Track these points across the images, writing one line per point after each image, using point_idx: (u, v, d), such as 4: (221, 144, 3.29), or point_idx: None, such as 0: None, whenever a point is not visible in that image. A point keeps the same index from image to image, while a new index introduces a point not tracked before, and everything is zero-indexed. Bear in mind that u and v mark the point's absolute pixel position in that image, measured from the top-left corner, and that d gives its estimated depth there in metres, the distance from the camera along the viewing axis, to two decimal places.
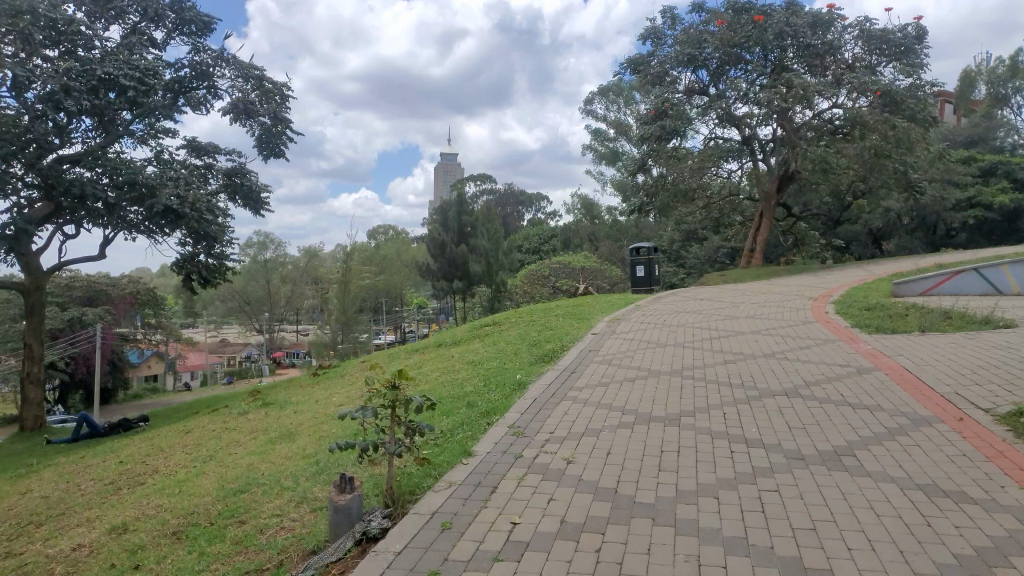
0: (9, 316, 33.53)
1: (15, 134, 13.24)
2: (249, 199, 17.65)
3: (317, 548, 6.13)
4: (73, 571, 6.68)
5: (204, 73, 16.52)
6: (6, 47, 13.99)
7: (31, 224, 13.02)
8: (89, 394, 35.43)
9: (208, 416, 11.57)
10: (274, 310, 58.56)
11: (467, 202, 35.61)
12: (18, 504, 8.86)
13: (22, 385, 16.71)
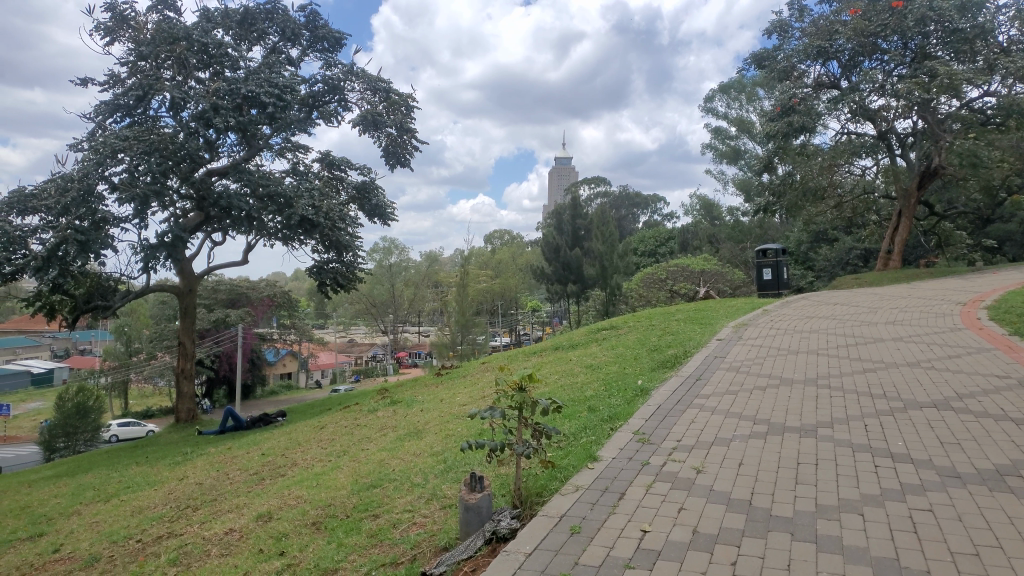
0: (164, 317, 36.58)
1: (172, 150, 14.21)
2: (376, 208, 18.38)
3: (449, 545, 6.29)
4: (227, 553, 7.21)
5: (336, 87, 17.34)
6: (165, 72, 15.32)
7: (186, 232, 14.12)
8: (231, 390, 38.00)
9: (341, 413, 12.14)
10: (397, 313, 60.88)
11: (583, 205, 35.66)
12: (176, 489, 9.63)
13: (177, 379, 18.08)
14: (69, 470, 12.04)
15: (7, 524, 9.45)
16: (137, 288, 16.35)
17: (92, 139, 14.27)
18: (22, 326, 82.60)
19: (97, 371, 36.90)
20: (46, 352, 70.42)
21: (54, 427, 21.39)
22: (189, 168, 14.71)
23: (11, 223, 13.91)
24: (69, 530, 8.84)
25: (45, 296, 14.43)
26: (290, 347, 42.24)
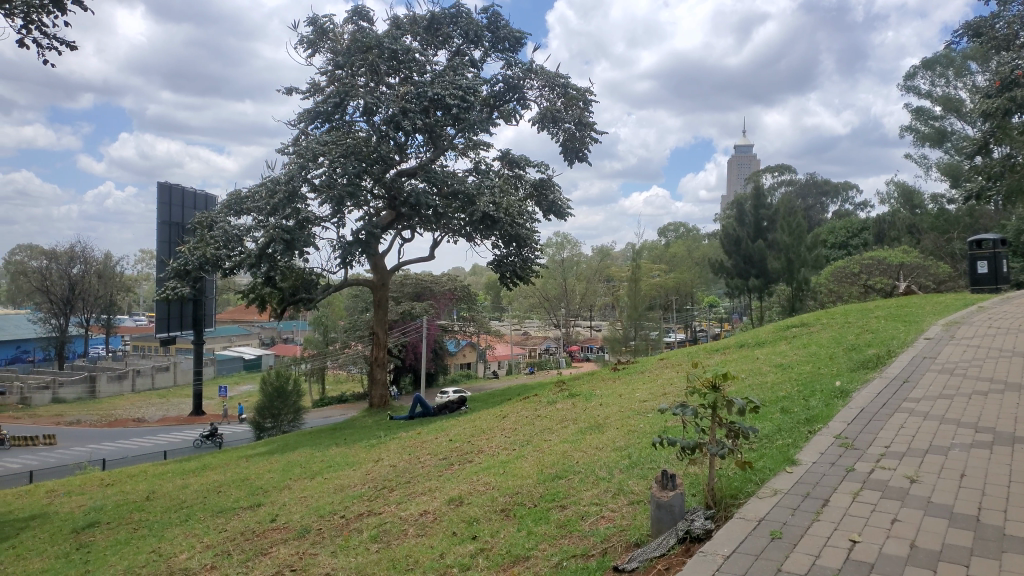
0: (356, 309, 39.41)
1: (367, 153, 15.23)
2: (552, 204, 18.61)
3: (641, 541, 6.20)
4: (423, 534, 7.58)
5: (515, 86, 17.74)
6: (360, 79, 16.39)
7: (377, 230, 15.04)
8: (415, 378, 40.26)
9: (523, 403, 12.42)
10: (570, 307, 61.52)
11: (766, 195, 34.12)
12: (372, 470, 10.29)
13: (370, 367, 19.30)
14: (279, 447, 13.23)
15: (230, 493, 10.54)
16: (334, 282, 17.64)
17: (297, 145, 15.58)
18: (237, 316, 92.52)
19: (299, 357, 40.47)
20: (255, 341, 78.39)
21: (263, 407, 23.65)
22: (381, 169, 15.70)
23: (229, 223, 15.49)
24: (283, 502, 9.71)
25: (258, 289, 15.95)
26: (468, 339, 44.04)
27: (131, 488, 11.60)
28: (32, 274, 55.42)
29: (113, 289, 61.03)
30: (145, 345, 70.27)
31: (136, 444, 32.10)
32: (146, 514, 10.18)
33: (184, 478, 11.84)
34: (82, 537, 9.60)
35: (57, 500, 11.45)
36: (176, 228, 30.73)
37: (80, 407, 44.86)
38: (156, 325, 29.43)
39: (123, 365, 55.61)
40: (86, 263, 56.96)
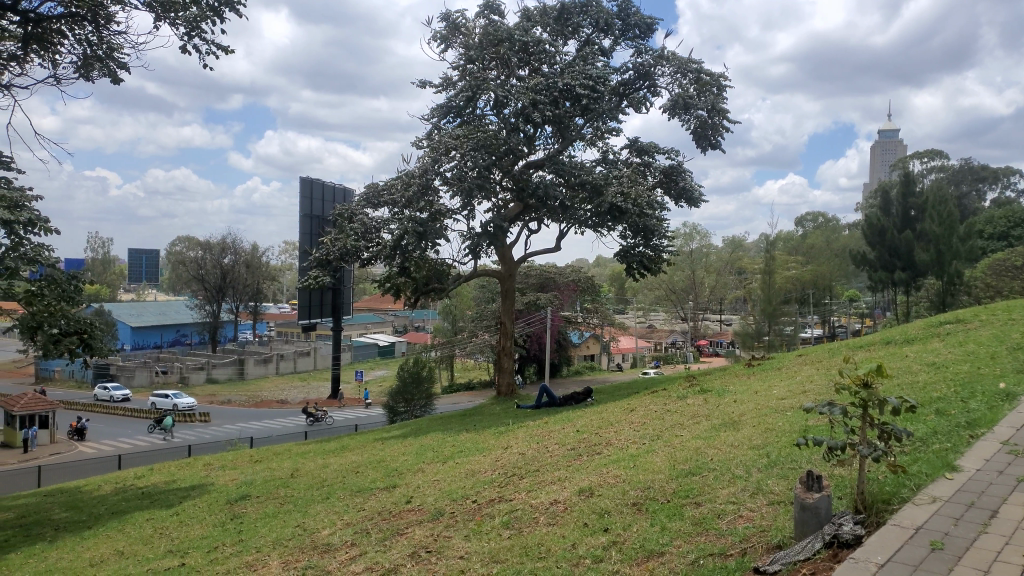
0: (483, 299, 40.29)
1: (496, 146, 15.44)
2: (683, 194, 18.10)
3: (783, 543, 5.90)
4: (554, 523, 7.62)
5: (646, 73, 17.41)
6: (490, 72, 16.62)
7: (506, 222, 15.20)
8: (540, 368, 40.61)
9: (652, 396, 12.26)
10: (698, 300, 60.08)
11: (914, 182, 31.87)
12: (502, 457, 10.46)
13: (498, 356, 19.63)
14: (411, 432, 13.71)
15: (367, 474, 11.02)
16: (464, 273, 18.01)
17: (430, 139, 16.04)
18: (373, 306, 96.73)
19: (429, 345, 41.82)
20: (388, 329, 81.55)
21: (397, 392, 24.61)
22: (510, 162, 15.87)
23: (367, 216, 16.16)
24: (416, 485, 10.06)
25: (393, 279, 16.54)
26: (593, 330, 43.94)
27: (278, 465, 12.38)
28: (190, 264, 60.32)
29: (260, 278, 65.31)
30: (288, 331, 74.92)
31: (279, 423, 34.26)
32: (290, 490, 10.81)
33: (325, 458, 12.51)
34: (235, 508, 10.34)
35: (213, 473, 12.40)
36: (317, 221, 32.40)
37: (230, 387, 48.48)
38: (297, 313, 31.20)
39: (268, 349, 59.51)
40: (236, 253, 61.29)
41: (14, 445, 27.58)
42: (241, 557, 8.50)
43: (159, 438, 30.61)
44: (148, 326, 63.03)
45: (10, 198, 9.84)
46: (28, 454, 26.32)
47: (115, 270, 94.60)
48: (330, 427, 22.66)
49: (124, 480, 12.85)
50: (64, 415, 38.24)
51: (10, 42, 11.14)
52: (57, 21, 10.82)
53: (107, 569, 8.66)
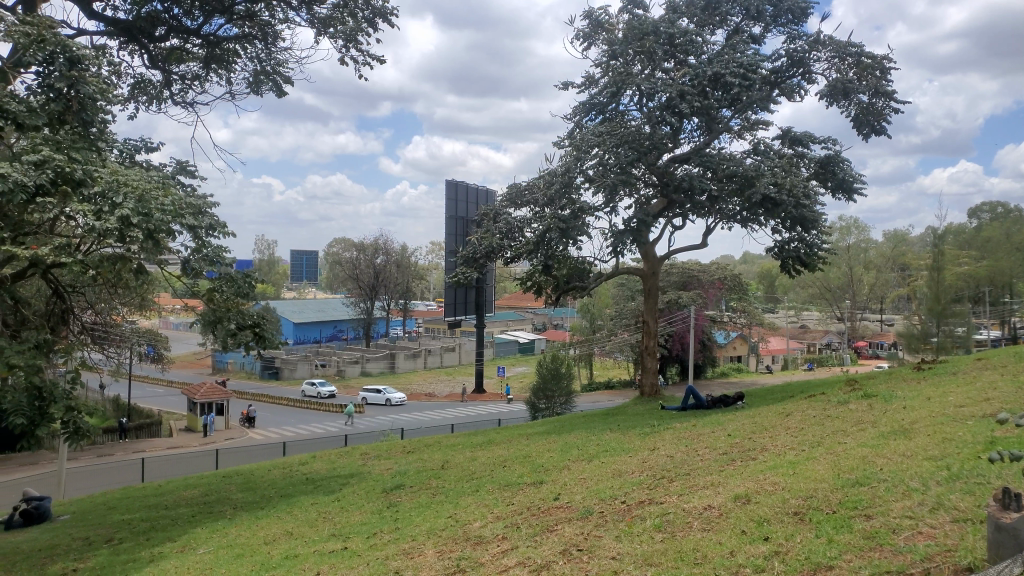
0: (625, 296, 40.16)
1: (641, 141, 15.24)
2: (842, 186, 17.02)
3: (974, 566, 5.33)
4: (708, 529, 7.39)
5: (800, 59, 16.54)
6: (635, 67, 16.40)
7: (650, 218, 14.93)
8: (683, 368, 39.69)
9: (809, 401, 11.66)
10: (856, 298, 56.64)
11: None
12: (650, 459, 10.31)
13: (641, 355, 19.30)
14: (556, 429, 13.76)
15: (515, 469, 11.20)
16: (606, 271, 17.87)
17: (573, 137, 16.07)
18: (515, 304, 98.69)
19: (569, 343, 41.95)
20: (530, 326, 82.67)
21: (538, 388, 24.89)
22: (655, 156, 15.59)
23: (511, 216, 16.43)
24: (564, 482, 10.12)
25: (535, 277, 16.70)
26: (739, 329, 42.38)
27: (428, 456, 12.83)
28: (347, 264, 64.25)
29: (409, 277, 68.27)
30: (435, 328, 77.68)
31: (425, 416, 35.57)
32: (441, 481, 11.19)
33: (473, 451, 12.83)
34: (390, 497, 10.81)
35: (369, 462, 13.05)
36: (461, 221, 33.41)
37: (380, 380, 51.05)
38: (443, 310, 32.39)
39: (416, 344, 62.04)
40: (387, 253, 64.75)
41: (195, 429, 30.38)
42: (398, 544, 8.87)
43: (318, 427, 32.65)
44: (309, 322, 67.46)
45: (196, 204, 10.77)
46: (207, 438, 28.89)
47: (281, 270, 101.86)
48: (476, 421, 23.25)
49: (290, 466, 13.80)
50: (236, 403, 41.66)
51: (193, 64, 12.19)
52: (233, 41, 11.73)
53: (278, 548, 9.33)
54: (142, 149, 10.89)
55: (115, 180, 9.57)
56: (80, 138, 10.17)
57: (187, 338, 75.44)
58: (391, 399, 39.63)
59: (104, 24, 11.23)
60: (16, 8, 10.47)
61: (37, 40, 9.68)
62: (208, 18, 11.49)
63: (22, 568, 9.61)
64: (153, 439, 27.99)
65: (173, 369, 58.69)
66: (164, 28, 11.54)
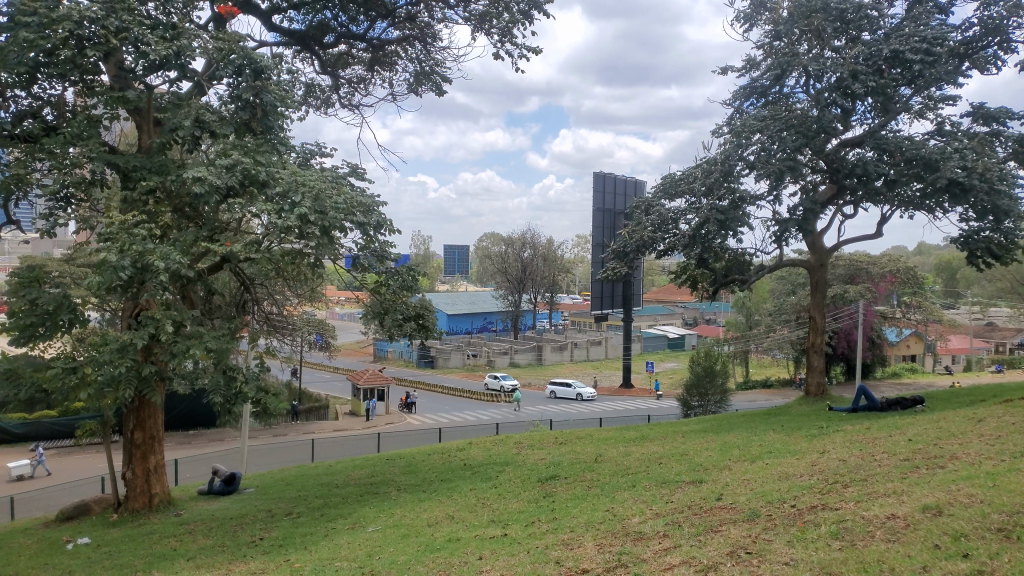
0: (786, 291, 38.52)
1: (808, 126, 14.42)
2: None
3: None
4: (894, 539, 6.83)
5: (996, 28, 14.96)
6: (802, 47, 15.52)
7: (818, 206, 14.11)
8: (850, 368, 37.31)
9: (1005, 406, 10.56)
10: None
11: None
12: (819, 462, 9.74)
13: (806, 353, 18.26)
14: (713, 427, 13.32)
15: (671, 466, 10.95)
16: (767, 263, 17.06)
17: (732, 124, 15.50)
18: (664, 297, 97.11)
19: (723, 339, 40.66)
20: (681, 320, 81.05)
21: (691, 385, 24.25)
22: (823, 141, 14.69)
23: (664, 208, 16.06)
24: (725, 482, 9.76)
25: (690, 270, 16.23)
26: (911, 326, 39.25)
27: (582, 449, 12.82)
28: (497, 257, 66.00)
29: (556, 270, 68.93)
30: (582, 321, 77.84)
31: (572, 409, 35.75)
32: (596, 474, 11.14)
33: (626, 446, 12.69)
34: (546, 487, 10.89)
35: (523, 452, 13.22)
36: (610, 214, 33.29)
37: (528, 372, 51.91)
38: (590, 303, 32.82)
39: (564, 337, 62.57)
40: (534, 247, 66.04)
41: (358, 413, 32.24)
42: (557, 535, 8.91)
43: (469, 415, 33.67)
44: (461, 314, 69.77)
45: (364, 202, 11.34)
46: (369, 422, 30.58)
47: (436, 264, 106.08)
48: (628, 416, 22.99)
49: (448, 452, 14.28)
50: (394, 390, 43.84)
51: (358, 67, 12.82)
52: (395, 44, 12.18)
53: (441, 531, 9.65)
54: (316, 152, 11.59)
55: (294, 181, 10.27)
56: (263, 143, 10.98)
57: (351, 328, 80.35)
58: (582, 394, 39.24)
59: (281, 35, 12.05)
60: (208, 25, 11.45)
61: (227, 54, 10.55)
62: (373, 23, 12.01)
63: (215, 535, 10.57)
64: (322, 421, 30.04)
65: (339, 356, 62.81)
66: (334, 35, 12.19)
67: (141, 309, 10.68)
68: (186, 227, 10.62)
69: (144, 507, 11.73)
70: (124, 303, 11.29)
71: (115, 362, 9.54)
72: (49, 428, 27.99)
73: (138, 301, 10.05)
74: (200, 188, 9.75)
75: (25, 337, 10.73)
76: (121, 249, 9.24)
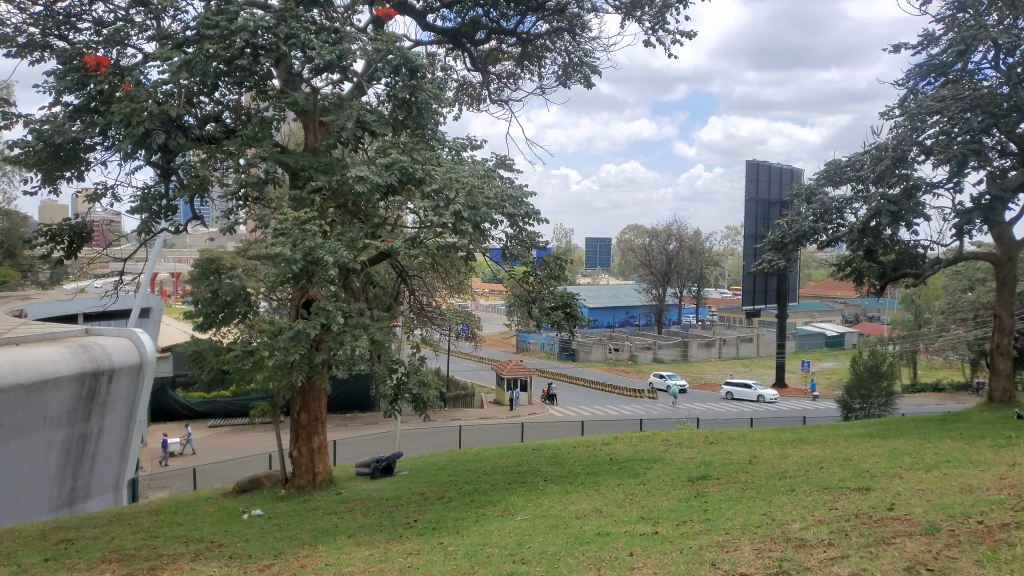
0: (960, 286, 35.65)
1: (996, 106, 13.09)
2: None
3: None
4: None
5: None
6: (990, 18, 14.13)
7: (1007, 193, 12.80)
8: None
9: None
10: None
11: None
12: (1009, 475, 8.84)
13: (991, 355, 16.75)
14: (881, 432, 12.42)
15: (834, 471, 10.34)
16: (945, 257, 15.70)
17: (906, 105, 14.37)
18: (820, 292, 92.27)
19: (886, 338, 37.94)
20: (839, 317, 76.54)
21: (851, 387, 22.86)
22: (1014, 120, 13.27)
23: (827, 196, 15.18)
24: (897, 491, 9.08)
25: (855, 263, 15.22)
26: None
27: (734, 449, 12.38)
28: (642, 250, 65.25)
29: (702, 263, 67.05)
30: (729, 316, 75.30)
31: (720, 408, 34.74)
32: (751, 476, 10.70)
33: (783, 447, 12.09)
34: (697, 487, 10.59)
35: (671, 449, 12.94)
36: (763, 204, 31.89)
37: (674, 368, 50.99)
38: (741, 299, 31.90)
39: (710, 333, 60.86)
40: (680, 239, 64.63)
41: (502, 403, 32.94)
42: (711, 536, 8.63)
43: (612, 409, 33.54)
44: (603, 307, 69.60)
45: (515, 194, 11.47)
46: (513, 411, 31.21)
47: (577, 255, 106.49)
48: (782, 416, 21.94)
49: (594, 445, 14.24)
50: (536, 381, 44.50)
51: (508, 63, 12.99)
52: (544, 37, 12.23)
53: (590, 525, 9.63)
54: (467, 147, 11.84)
55: (448, 177, 10.53)
56: (418, 139, 11.35)
57: (495, 318, 82.35)
58: (764, 395, 37.15)
59: (435, 33, 12.41)
60: (367, 27, 11.94)
61: (386, 54, 10.93)
62: (523, 18, 12.10)
63: (373, 514, 11.12)
64: (467, 409, 30.99)
65: (484, 346, 64.47)
66: (485, 31, 12.40)
67: (310, 299, 11.42)
68: (349, 222, 11.19)
69: (308, 484, 12.54)
70: (293, 293, 12.09)
71: (290, 350, 10.29)
72: (225, 407, 30.69)
73: (307, 291, 10.73)
74: (362, 186, 10.24)
75: (208, 324, 11.79)
76: (293, 244, 9.88)
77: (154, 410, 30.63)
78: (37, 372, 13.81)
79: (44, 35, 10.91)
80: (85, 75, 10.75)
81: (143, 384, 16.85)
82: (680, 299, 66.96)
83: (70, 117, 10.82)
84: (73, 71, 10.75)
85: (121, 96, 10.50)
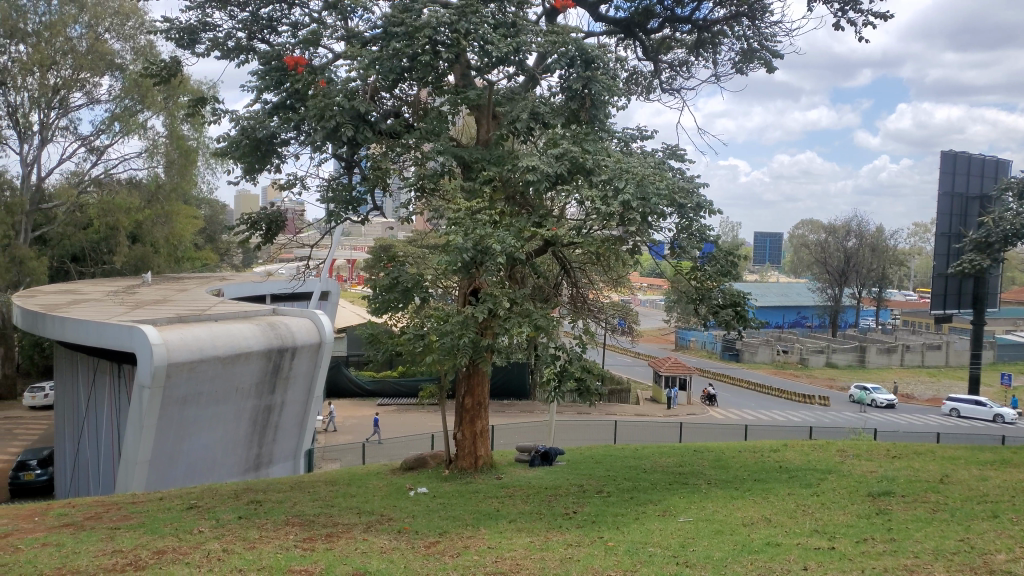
0: None
1: None
2: None
3: None
4: None
5: None
6: None
7: None
8: None
9: None
10: None
11: None
12: None
13: None
14: None
15: None
16: None
17: None
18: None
19: None
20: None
21: None
22: None
23: None
24: None
25: None
26: None
27: (922, 466, 11.39)
28: (817, 247, 61.68)
29: (885, 263, 62.28)
30: (915, 321, 69.30)
31: (901, 420, 32.13)
32: (943, 497, 9.78)
33: (981, 469, 10.95)
34: (879, 503, 9.83)
35: (848, 461, 12.10)
36: (960, 198, 29.08)
37: (850, 374, 47.79)
38: (929, 303, 29.44)
39: (892, 338, 56.36)
40: (860, 236, 60.35)
41: (660, 401, 32.40)
42: (898, 558, 7.96)
43: (778, 414, 32.02)
44: (772, 306, 66.52)
45: (686, 186, 11.16)
46: (671, 410, 30.62)
47: None
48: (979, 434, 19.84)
49: (761, 451, 13.63)
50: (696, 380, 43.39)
51: (680, 51, 12.64)
52: (721, 23, 11.78)
53: (759, 533, 9.20)
54: (637, 138, 11.65)
55: (619, 168, 10.39)
56: (589, 131, 11.30)
57: (656, 314, 81.05)
58: (1003, 416, 32.50)
59: (607, 24, 12.32)
60: (541, 20, 12.05)
61: (561, 46, 10.99)
62: (700, 4, 11.71)
63: (532, 502, 11.26)
64: (623, 405, 30.81)
65: (644, 342, 63.63)
66: (658, 20, 12.12)
67: (477, 287, 11.75)
68: (517, 213, 11.37)
69: (470, 467, 12.96)
70: (461, 282, 12.53)
71: (458, 334, 10.63)
72: (392, 388, 32.43)
73: (475, 279, 11.03)
74: (532, 176, 10.36)
75: (384, 308, 12.44)
76: (465, 233, 10.15)
77: (329, 387, 32.97)
78: (231, 347, 15.26)
79: (250, 38, 11.94)
80: (283, 74, 11.65)
81: (321, 362, 18.09)
82: (859, 302, 62.51)
83: (269, 113, 11.74)
84: (273, 70, 11.68)
85: (314, 93, 11.25)
